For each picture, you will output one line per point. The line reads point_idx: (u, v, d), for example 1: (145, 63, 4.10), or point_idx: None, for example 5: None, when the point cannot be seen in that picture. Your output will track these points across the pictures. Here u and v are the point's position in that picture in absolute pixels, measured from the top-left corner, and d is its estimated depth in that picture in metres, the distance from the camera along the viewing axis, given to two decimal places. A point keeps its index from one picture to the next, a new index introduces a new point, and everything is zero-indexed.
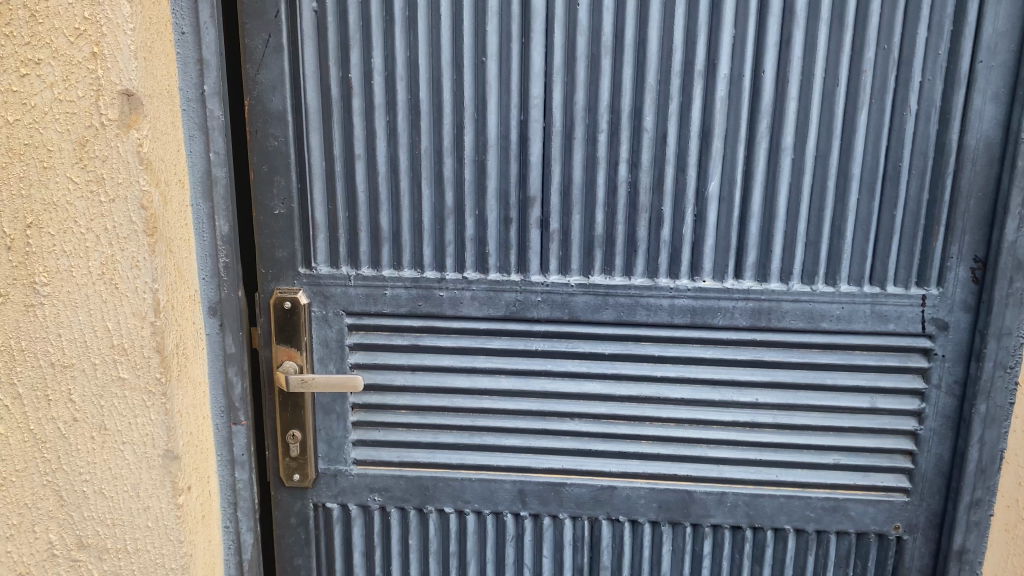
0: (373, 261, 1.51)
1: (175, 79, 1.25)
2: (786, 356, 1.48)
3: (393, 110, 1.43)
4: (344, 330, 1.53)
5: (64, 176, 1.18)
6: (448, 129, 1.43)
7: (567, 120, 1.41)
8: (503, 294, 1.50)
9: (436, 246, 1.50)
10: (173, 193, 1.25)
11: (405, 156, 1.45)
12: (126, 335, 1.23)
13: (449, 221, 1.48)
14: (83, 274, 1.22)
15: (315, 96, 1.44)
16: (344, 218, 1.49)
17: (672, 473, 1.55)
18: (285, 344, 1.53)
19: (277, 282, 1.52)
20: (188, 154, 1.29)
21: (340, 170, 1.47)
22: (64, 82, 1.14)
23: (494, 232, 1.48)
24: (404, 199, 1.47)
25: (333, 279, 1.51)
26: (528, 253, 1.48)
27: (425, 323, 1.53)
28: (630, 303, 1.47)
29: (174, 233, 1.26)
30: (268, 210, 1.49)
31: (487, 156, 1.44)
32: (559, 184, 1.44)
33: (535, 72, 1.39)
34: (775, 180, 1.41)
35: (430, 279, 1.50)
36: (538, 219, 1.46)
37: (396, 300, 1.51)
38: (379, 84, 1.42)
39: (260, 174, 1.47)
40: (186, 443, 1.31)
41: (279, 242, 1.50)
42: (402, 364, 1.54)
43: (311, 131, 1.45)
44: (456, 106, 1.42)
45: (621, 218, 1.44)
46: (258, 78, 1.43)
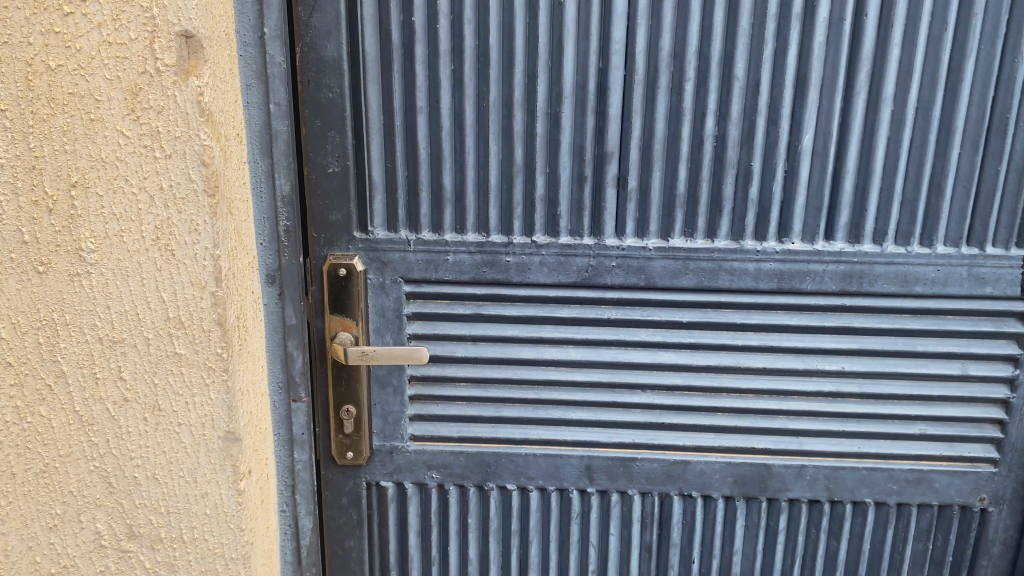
0: (434, 224, 1.40)
1: (231, 19, 1.11)
2: (875, 322, 1.40)
3: (459, 58, 1.31)
4: (401, 299, 1.43)
5: (114, 129, 1.05)
6: (520, 78, 1.31)
7: (650, 68, 1.30)
8: (574, 260, 1.39)
9: (503, 208, 1.39)
10: (233, 148, 1.12)
11: (472, 109, 1.33)
12: (184, 306, 1.12)
13: (518, 179, 1.37)
14: (135, 239, 1.09)
15: (374, 44, 1.31)
16: (404, 176, 1.38)
17: (750, 446, 1.46)
18: (339, 314, 1.42)
19: (330, 247, 1.41)
20: (245, 105, 1.16)
21: (400, 125, 1.35)
22: (114, 22, 1.02)
23: (566, 191, 1.37)
24: (469, 155, 1.36)
25: (391, 245, 1.40)
26: (603, 214, 1.38)
27: (489, 290, 1.42)
28: (713, 267, 1.38)
29: (235, 192, 1.13)
30: (322, 168, 1.37)
31: (562, 107, 1.32)
32: (639, 137, 1.33)
33: (618, 14, 1.27)
34: (872, 133, 1.32)
35: (496, 243, 1.40)
36: (614, 177, 1.35)
37: (458, 266, 1.41)
38: (444, 28, 1.29)
39: (313, 129, 1.35)
40: (247, 423, 1.20)
41: (332, 205, 1.39)
42: (463, 335, 1.44)
43: (368, 80, 1.33)
44: (529, 51, 1.30)
45: (705, 175, 1.34)
46: (311, 22, 1.30)
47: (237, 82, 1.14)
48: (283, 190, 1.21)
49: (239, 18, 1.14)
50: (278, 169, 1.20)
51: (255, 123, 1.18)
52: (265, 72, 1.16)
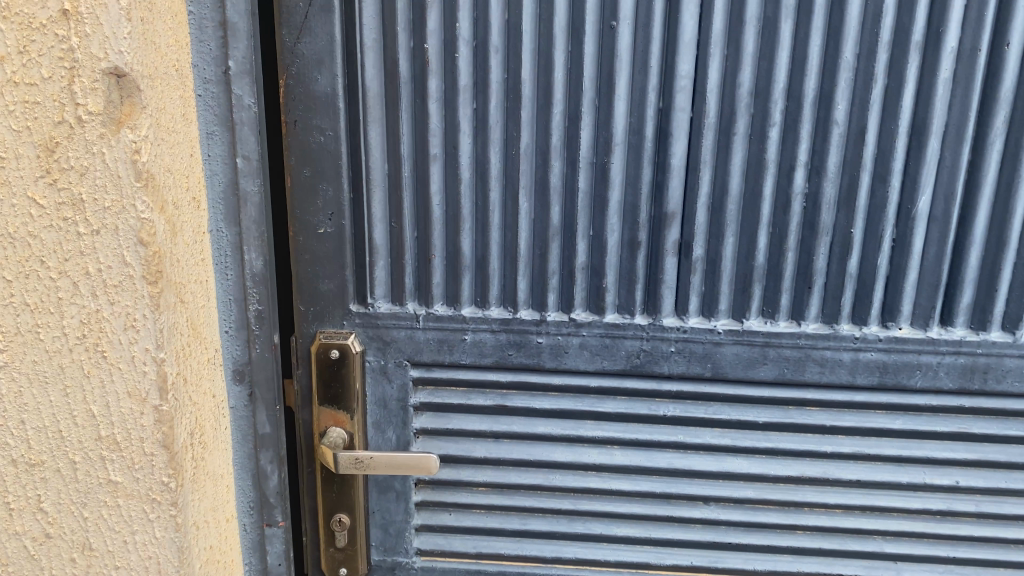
0: (449, 295, 1.13)
1: (183, 49, 0.85)
2: (1000, 427, 1.11)
3: (482, 95, 1.04)
4: (406, 386, 1.16)
5: (25, 196, 0.80)
6: (558, 120, 1.04)
7: (725, 110, 1.02)
8: (623, 343, 1.11)
9: (535, 278, 1.10)
10: (184, 216, 0.86)
11: (497, 159, 1.06)
12: (119, 423, 0.86)
13: (554, 244, 1.09)
14: (54, 336, 0.84)
15: (376, 76, 1.04)
16: (413, 239, 1.11)
17: (837, 572, 1.18)
18: (329, 406, 1.16)
19: (320, 323, 1.14)
20: (206, 159, 0.91)
21: (407, 176, 1.08)
22: (21, 55, 0.76)
23: (614, 260, 1.09)
24: (494, 215, 1.08)
25: (394, 321, 1.14)
26: (661, 288, 1.09)
27: (515, 377, 1.14)
28: (798, 356, 1.10)
29: (188, 274, 0.87)
30: (310, 228, 1.10)
31: (612, 157, 1.05)
32: (708, 196, 1.05)
33: (685, 41, 1.00)
34: (1011, 193, 1.02)
35: (525, 321, 1.12)
36: (676, 244, 1.07)
37: (478, 347, 1.13)
38: (463, 57, 1.02)
39: (300, 180, 1.08)
40: (204, 565, 0.93)
41: (323, 272, 1.12)
42: (483, 431, 1.16)
43: (369, 121, 1.06)
44: (570, 86, 1.03)
45: (792, 243, 1.06)
46: (298, 49, 1.04)
47: (192, 130, 0.88)
48: (255, 268, 0.96)
49: (197, 47, 0.88)
50: (247, 240, 0.95)
51: (218, 182, 0.92)
52: (230, 116, 0.91)
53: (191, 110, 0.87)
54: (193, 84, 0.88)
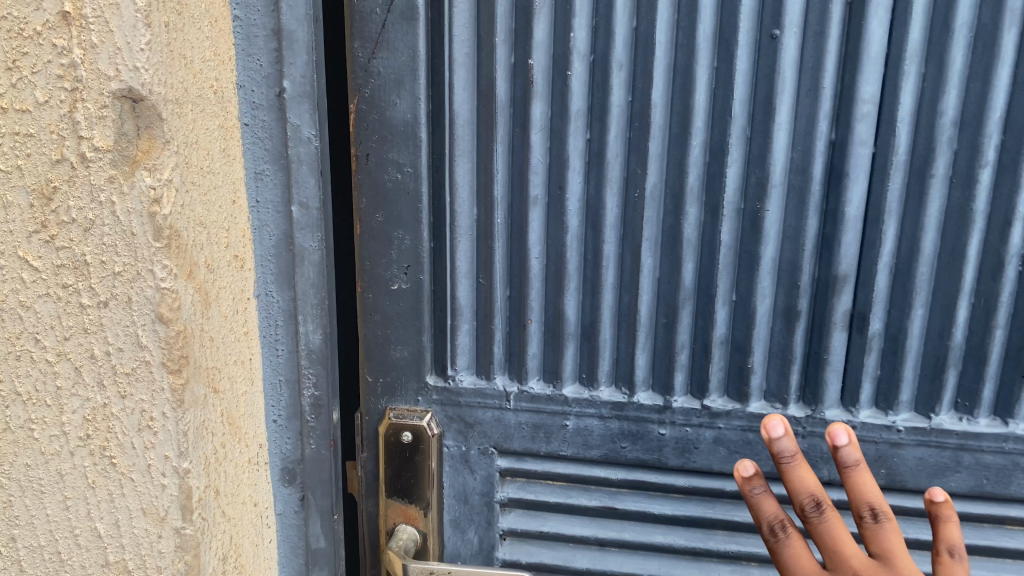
0: (548, 369, 0.91)
1: (226, 65, 0.66)
2: None
3: (599, 124, 0.82)
4: (492, 478, 0.95)
5: (15, 257, 0.61)
6: (697, 156, 0.82)
7: (920, 145, 0.78)
8: (770, 441, 0.88)
9: (658, 352, 0.88)
10: (220, 281, 0.66)
11: (616, 203, 0.84)
12: (132, 547, 0.66)
13: (684, 312, 0.86)
14: (51, 437, 0.65)
15: (466, 99, 0.83)
16: (506, 299, 0.90)
17: None
18: (400, 499, 0.95)
19: (389, 398, 0.94)
20: (254, 207, 0.72)
21: (500, 226, 0.87)
22: (11, 74, 0.57)
23: (761, 335, 0.85)
24: (609, 273, 0.86)
25: (479, 400, 0.92)
26: (823, 370, 0.85)
27: (629, 475, 0.92)
28: (1002, 465, 0.84)
29: (223, 356, 0.67)
30: (382, 283, 0.90)
31: (767, 203, 0.81)
32: (892, 255, 0.81)
33: (870, 54, 0.76)
34: None
35: (644, 407, 0.89)
36: (846, 316, 0.83)
37: (584, 437, 0.91)
38: (577, 75, 0.81)
39: (371, 226, 0.88)
40: None
41: (395, 336, 0.92)
42: (587, 538, 0.94)
43: (456, 157, 0.85)
44: (713, 114, 0.80)
45: (1002, 320, 0.81)
46: (374, 65, 0.84)
47: (235, 170, 0.69)
48: (312, 343, 0.76)
49: (243, 63, 0.69)
50: (302, 307, 0.75)
51: (268, 234, 0.73)
52: (285, 153, 0.72)
53: (233, 143, 0.68)
54: (239, 111, 0.69)
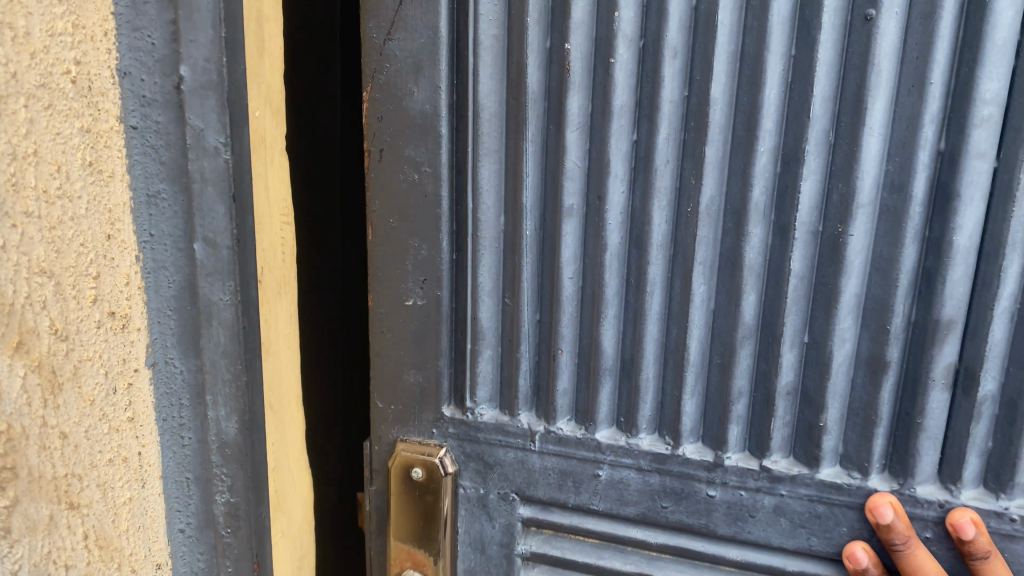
0: (580, 408, 0.72)
1: (97, 41, 0.47)
2: None
3: (649, 123, 0.64)
4: (513, 528, 0.77)
5: None
6: (763, 165, 0.61)
7: None
8: (841, 514, 0.66)
9: (709, 401, 0.68)
10: (81, 351, 0.48)
11: (665, 219, 0.65)
12: None
13: (742, 351, 0.66)
14: None
15: (492, 92, 0.66)
16: (533, 326, 0.72)
17: None
18: (411, 541, 0.79)
19: (400, 429, 0.78)
20: (149, 245, 0.53)
21: (530, 236, 0.69)
22: None
23: (837, 387, 0.63)
24: (653, 301, 0.67)
25: (499, 438, 0.75)
26: (914, 436, 0.62)
27: (672, 538, 0.72)
28: None
29: (86, 453, 0.49)
30: (395, 298, 0.74)
31: (850, 224, 0.60)
32: (1014, 300, 0.58)
33: (999, 39, 0.54)
34: None
35: (690, 462, 0.69)
36: (951, 371, 0.60)
37: (617, 492, 0.72)
38: (622, 64, 0.63)
39: (385, 232, 0.72)
40: None
41: (408, 361, 0.76)
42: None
43: (479, 153, 0.68)
44: (791, 111, 0.60)
45: None
46: (392, 49, 0.68)
47: (111, 195, 0.49)
48: (226, 432, 0.58)
49: (127, 39, 0.50)
50: (210, 382, 0.56)
51: (166, 281, 0.54)
52: (185, 163, 0.52)
53: (108, 153, 0.49)
54: (120, 107, 0.50)
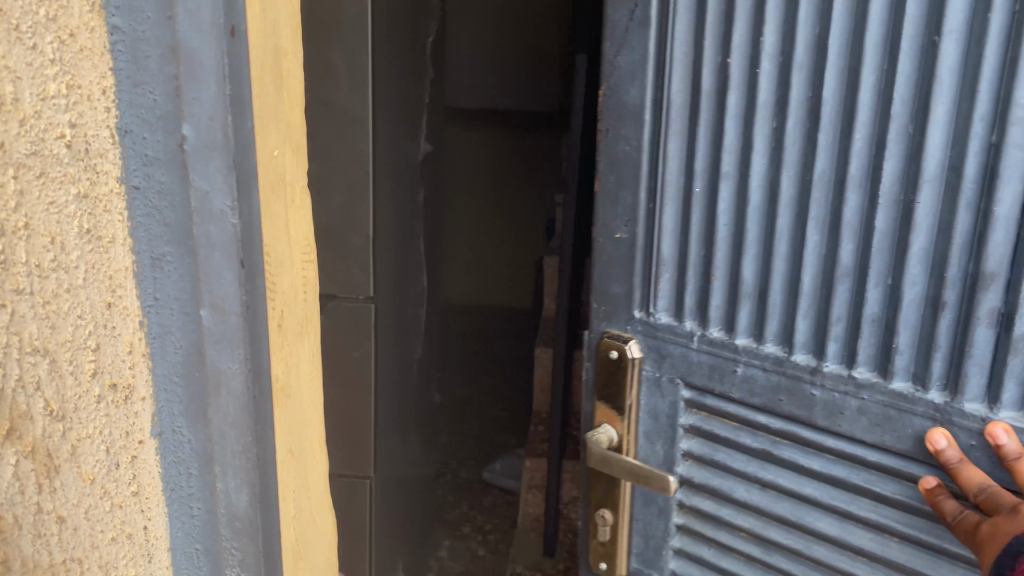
0: (726, 318, 0.73)
1: (95, 100, 0.43)
2: None
3: (784, 117, 0.65)
4: (676, 405, 0.79)
5: None
6: (859, 149, 0.62)
7: None
8: (911, 422, 0.63)
9: (812, 322, 0.68)
10: (79, 429, 0.45)
11: (790, 188, 0.66)
12: None
13: (840, 286, 0.65)
14: None
15: (682, 86, 0.71)
16: (698, 259, 0.74)
17: None
18: (604, 401, 0.82)
19: (606, 323, 0.82)
20: (160, 308, 0.49)
21: (702, 186, 0.72)
22: None
23: (906, 314, 0.62)
24: (782, 250, 0.68)
25: (669, 332, 0.77)
26: (963, 363, 0.60)
27: (788, 429, 0.71)
28: None
29: (85, 531, 0.46)
30: (609, 231, 0.79)
31: (918, 195, 0.59)
32: None
33: None
34: None
35: (799, 366, 0.69)
36: (996, 313, 0.57)
37: (749, 384, 0.73)
38: (766, 73, 0.66)
39: (603, 186, 0.78)
40: None
41: (614, 275, 0.80)
42: (746, 474, 0.75)
43: (668, 133, 0.72)
44: (885, 107, 0.60)
45: None
46: (617, 63, 0.75)
47: (110, 261, 0.45)
48: (236, 506, 0.52)
49: (127, 95, 0.45)
50: (220, 454, 0.51)
51: (172, 345, 0.49)
52: (190, 226, 0.47)
53: (108, 219, 0.45)
54: (120, 168, 0.45)
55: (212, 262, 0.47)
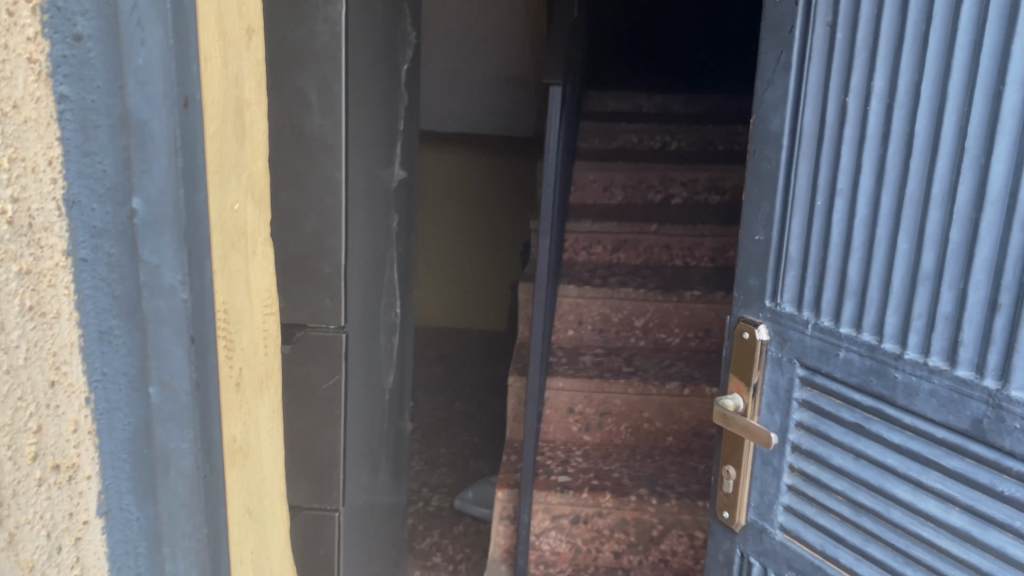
0: (831, 308, 0.85)
1: (40, 171, 0.42)
2: None
3: (882, 145, 0.78)
4: (792, 382, 0.90)
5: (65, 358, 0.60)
6: (942, 174, 0.72)
7: None
8: (970, 405, 0.72)
9: (899, 315, 0.78)
10: (17, 514, 0.43)
11: (889, 205, 0.78)
12: None
13: (922, 287, 0.75)
14: None
15: (813, 115, 0.85)
16: (817, 261, 0.86)
17: None
18: (738, 373, 0.97)
19: (742, 311, 0.96)
20: (104, 388, 0.47)
21: (822, 202, 0.85)
22: None
23: (970, 312, 0.71)
24: (880, 256, 0.79)
25: (789, 319, 0.90)
26: (1011, 356, 0.68)
27: (876, 406, 0.81)
28: None
29: None
30: (750, 233, 0.95)
31: (983, 214, 0.69)
32: None
33: None
34: None
35: (886, 353, 0.79)
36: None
37: (845, 366, 0.84)
38: (874, 110, 0.78)
39: (750, 195, 0.94)
40: None
41: (753, 268, 0.95)
42: (844, 444, 0.86)
43: (800, 157, 0.87)
44: (961, 142, 0.70)
45: None
46: (766, 96, 0.91)
47: (55, 337, 0.44)
48: None
49: (76, 164, 0.44)
50: (168, 534, 0.50)
51: (120, 423, 0.48)
52: (138, 301, 0.47)
53: (52, 293, 0.44)
54: (66, 241, 0.44)
55: (161, 343, 0.47)
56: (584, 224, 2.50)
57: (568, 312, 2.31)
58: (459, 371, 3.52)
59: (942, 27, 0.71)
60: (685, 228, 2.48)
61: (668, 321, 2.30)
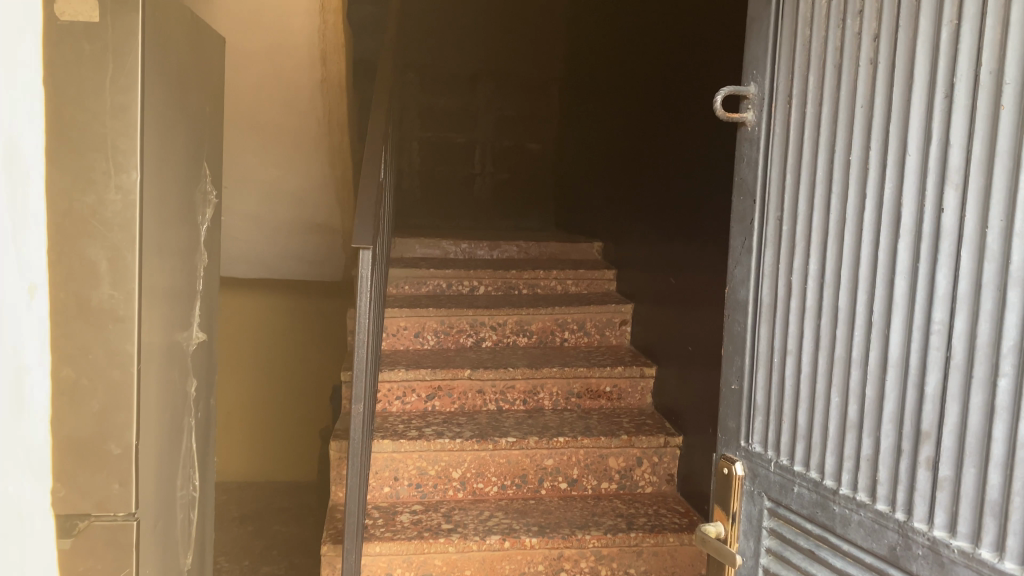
0: (790, 449, 1.08)
1: None
2: None
3: (816, 316, 1.02)
4: (762, 514, 1.12)
5: None
6: (859, 342, 0.96)
7: (971, 361, 0.81)
8: (886, 534, 0.91)
9: (836, 452, 1.00)
10: None
11: (823, 361, 1.01)
12: None
13: (851, 433, 0.97)
14: None
15: (769, 291, 1.11)
16: (776, 405, 1.10)
17: None
18: (719, 505, 1.20)
19: (724, 449, 1.21)
20: None
21: (778, 358, 1.10)
22: None
23: (884, 455, 0.92)
24: (819, 404, 1.02)
25: (759, 460, 1.13)
26: (913, 495, 0.88)
27: (822, 534, 1.02)
28: None
29: None
30: (727, 382, 1.20)
31: (887, 376, 0.91)
32: (956, 423, 0.83)
33: (940, 294, 0.84)
34: None
35: (826, 486, 1.01)
36: (930, 460, 0.86)
37: (798, 498, 1.05)
38: (811, 289, 1.03)
39: (727, 353, 1.20)
40: None
41: (728, 413, 1.20)
42: (802, 568, 1.05)
43: (760, 322, 1.13)
44: (868, 320, 0.94)
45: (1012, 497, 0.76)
46: (735, 270, 1.18)
47: None
48: None
49: None
50: None
51: None
52: None
53: None
54: None
55: None
56: (399, 373, 2.45)
57: (382, 468, 2.23)
58: (267, 531, 3.29)
59: (853, 224, 0.96)
60: (497, 372, 2.51)
61: (485, 470, 2.28)
